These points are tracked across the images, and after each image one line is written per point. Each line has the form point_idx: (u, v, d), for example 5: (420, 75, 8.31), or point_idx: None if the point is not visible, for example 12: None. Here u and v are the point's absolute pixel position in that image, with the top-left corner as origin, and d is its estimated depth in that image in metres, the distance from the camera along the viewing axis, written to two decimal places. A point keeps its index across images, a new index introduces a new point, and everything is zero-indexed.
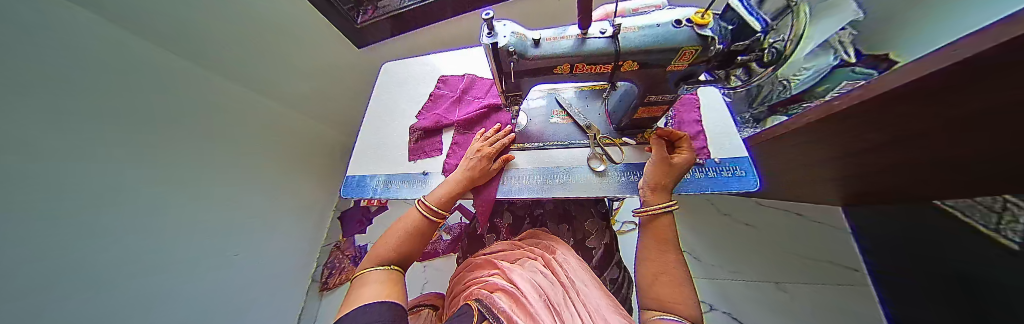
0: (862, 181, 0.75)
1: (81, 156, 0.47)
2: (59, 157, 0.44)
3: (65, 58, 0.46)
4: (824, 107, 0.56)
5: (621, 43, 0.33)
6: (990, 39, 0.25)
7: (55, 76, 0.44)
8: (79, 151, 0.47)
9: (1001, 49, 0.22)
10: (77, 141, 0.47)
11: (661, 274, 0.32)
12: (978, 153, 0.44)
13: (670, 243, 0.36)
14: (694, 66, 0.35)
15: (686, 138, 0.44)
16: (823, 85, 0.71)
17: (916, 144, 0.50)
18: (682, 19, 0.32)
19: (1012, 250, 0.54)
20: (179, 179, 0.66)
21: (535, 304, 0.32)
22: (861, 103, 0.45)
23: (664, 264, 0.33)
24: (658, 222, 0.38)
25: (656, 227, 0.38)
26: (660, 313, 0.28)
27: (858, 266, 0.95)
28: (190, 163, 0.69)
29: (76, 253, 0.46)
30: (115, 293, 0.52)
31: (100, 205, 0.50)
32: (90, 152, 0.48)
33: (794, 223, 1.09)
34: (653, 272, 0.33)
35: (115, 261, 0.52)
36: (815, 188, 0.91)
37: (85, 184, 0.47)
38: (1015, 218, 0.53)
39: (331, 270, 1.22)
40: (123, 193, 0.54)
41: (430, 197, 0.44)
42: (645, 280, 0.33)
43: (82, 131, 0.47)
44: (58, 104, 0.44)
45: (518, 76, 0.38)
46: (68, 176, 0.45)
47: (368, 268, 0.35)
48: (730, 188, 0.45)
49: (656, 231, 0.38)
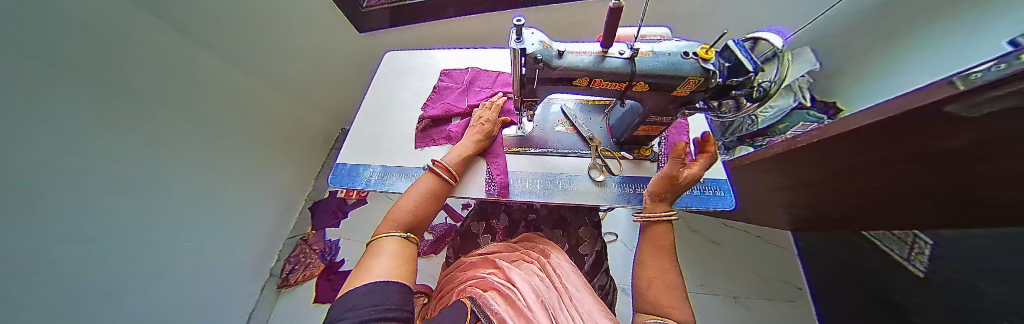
0: (815, 210, 0.86)
1: (21, 133, 0.36)
2: (40, 126, 0.39)
3: (28, 14, 0.36)
4: (791, 141, 0.64)
5: (637, 65, 0.35)
6: (935, 95, 0.32)
7: (17, 32, 0.34)
8: (22, 124, 0.36)
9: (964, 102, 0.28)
10: (53, 111, 0.41)
11: (656, 275, 0.34)
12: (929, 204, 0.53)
13: (667, 250, 0.38)
14: (694, 94, 0.39)
15: (711, 154, 0.41)
16: (784, 124, 0.85)
17: (874, 187, 0.59)
18: (689, 51, 0.36)
19: (919, 277, 0.66)
20: (141, 157, 0.59)
21: (530, 307, 0.33)
22: (848, 148, 0.51)
23: (660, 270, 0.35)
24: (655, 228, 0.40)
25: (654, 233, 0.40)
26: (654, 317, 0.30)
27: (801, 285, 1.10)
28: (158, 139, 0.62)
29: (9, 242, 0.37)
30: (55, 283, 0.46)
31: (43, 184, 0.41)
32: (30, 127, 0.38)
33: (754, 243, 1.21)
34: (650, 274, 0.35)
35: (37, 258, 0.42)
36: (775, 213, 1.04)
37: (21, 162, 0.37)
38: (921, 251, 0.65)
39: (293, 265, 1.25)
40: (85, 169, 0.48)
41: (444, 159, 0.47)
42: (642, 282, 0.35)
43: (62, 99, 0.42)
44: (7, 68, 0.34)
45: (539, 83, 0.40)
46: (13, 153, 0.36)
47: (386, 233, 0.35)
48: (712, 205, 0.50)
49: (655, 238, 0.40)
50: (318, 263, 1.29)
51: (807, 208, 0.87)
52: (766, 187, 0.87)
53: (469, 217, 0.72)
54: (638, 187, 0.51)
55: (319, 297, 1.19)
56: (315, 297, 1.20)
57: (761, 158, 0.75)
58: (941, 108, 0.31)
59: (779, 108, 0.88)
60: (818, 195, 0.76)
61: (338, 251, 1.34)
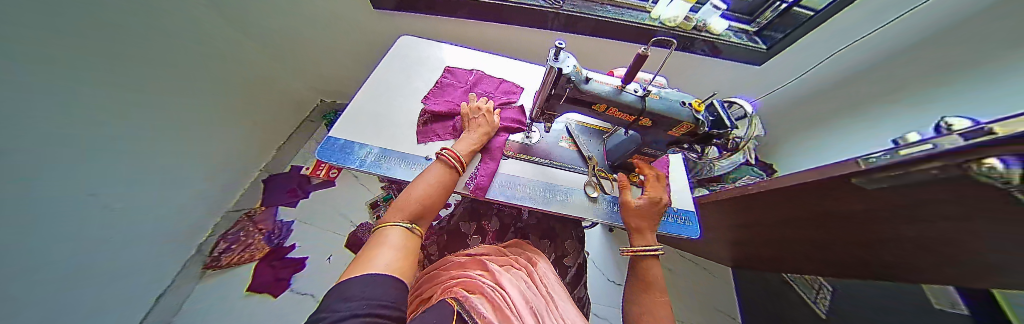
0: (748, 251, 1.03)
1: None
2: None
3: None
4: (740, 189, 0.78)
5: (647, 103, 0.42)
6: (839, 170, 0.46)
7: None
8: None
9: (872, 180, 0.41)
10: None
11: (643, 314, 0.40)
12: (827, 258, 0.68)
13: (655, 285, 0.44)
14: (682, 137, 0.47)
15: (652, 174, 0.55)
16: (733, 174, 1.03)
17: (793, 238, 0.73)
18: (685, 101, 0.44)
19: (820, 317, 0.84)
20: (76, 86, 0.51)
21: (515, 314, 0.33)
22: (782, 201, 0.64)
23: (654, 305, 0.41)
24: (645, 263, 0.47)
25: (646, 268, 0.47)
26: None
27: (733, 315, 1.27)
28: (94, 74, 0.54)
29: None
30: (26, 262, 0.49)
31: None
32: None
33: (701, 274, 1.36)
34: (638, 311, 0.41)
35: None
36: (718, 249, 1.21)
37: None
38: (824, 295, 0.85)
39: (230, 243, 1.10)
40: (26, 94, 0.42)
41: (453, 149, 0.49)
42: (632, 318, 0.41)
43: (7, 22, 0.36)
44: None
45: (562, 100, 0.44)
46: None
47: (392, 222, 0.37)
48: (683, 233, 0.57)
49: (644, 272, 0.46)
50: (261, 245, 1.14)
51: (742, 247, 1.03)
52: (716, 225, 1.02)
53: (459, 216, 0.72)
54: None
55: (254, 285, 1.03)
56: (248, 284, 1.03)
57: (713, 199, 0.90)
58: (848, 179, 0.44)
59: (732, 160, 1.00)
60: (753, 238, 0.91)
61: (289, 234, 1.19)
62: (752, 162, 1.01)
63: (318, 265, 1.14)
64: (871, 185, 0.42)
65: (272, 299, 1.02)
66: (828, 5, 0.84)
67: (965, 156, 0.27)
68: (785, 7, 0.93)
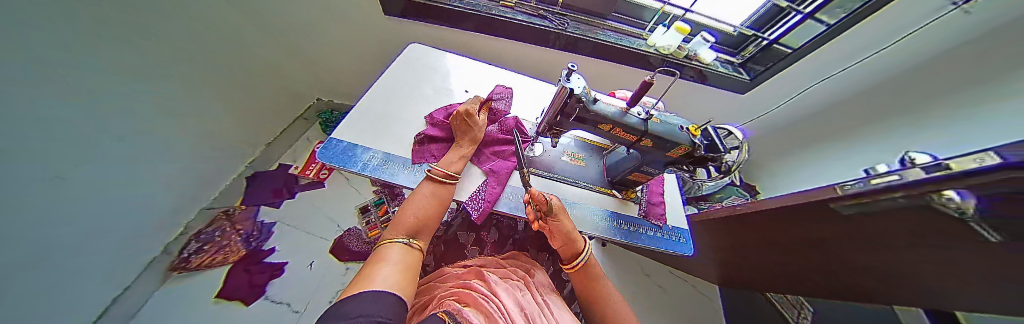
0: (731, 272, 1.06)
1: None
2: None
3: None
4: (727, 209, 0.82)
5: (649, 126, 0.46)
6: (818, 195, 0.49)
7: None
8: None
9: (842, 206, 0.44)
10: None
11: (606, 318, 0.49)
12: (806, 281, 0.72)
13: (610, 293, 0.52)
14: (680, 158, 0.50)
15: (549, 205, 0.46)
16: (718, 194, 1.07)
17: (774, 261, 0.77)
18: (683, 125, 0.48)
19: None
20: (69, 77, 0.50)
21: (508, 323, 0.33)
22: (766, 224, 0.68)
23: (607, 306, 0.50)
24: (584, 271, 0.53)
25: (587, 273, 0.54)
26: None
27: None
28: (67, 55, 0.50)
29: None
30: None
31: None
32: None
33: (689, 292, 1.38)
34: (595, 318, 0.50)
35: None
36: (704, 267, 1.24)
37: None
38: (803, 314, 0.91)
39: (201, 243, 1.02)
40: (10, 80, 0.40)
41: (443, 163, 0.50)
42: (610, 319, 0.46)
43: None
44: None
45: (570, 119, 0.47)
46: None
47: (392, 239, 0.40)
48: (676, 250, 0.59)
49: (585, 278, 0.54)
50: (237, 247, 1.06)
51: (726, 267, 1.07)
52: (704, 242, 1.05)
53: (458, 225, 0.72)
54: (624, 224, 0.59)
55: (225, 290, 0.96)
56: (219, 289, 0.95)
57: (702, 217, 0.94)
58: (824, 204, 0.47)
59: (718, 182, 1.08)
60: (735, 259, 0.95)
61: (270, 237, 1.13)
62: (737, 184, 1.06)
63: (299, 270, 1.08)
64: (844, 211, 0.44)
65: (243, 307, 0.94)
66: (806, 43, 0.93)
67: (930, 187, 0.30)
68: (766, 43, 1.04)
